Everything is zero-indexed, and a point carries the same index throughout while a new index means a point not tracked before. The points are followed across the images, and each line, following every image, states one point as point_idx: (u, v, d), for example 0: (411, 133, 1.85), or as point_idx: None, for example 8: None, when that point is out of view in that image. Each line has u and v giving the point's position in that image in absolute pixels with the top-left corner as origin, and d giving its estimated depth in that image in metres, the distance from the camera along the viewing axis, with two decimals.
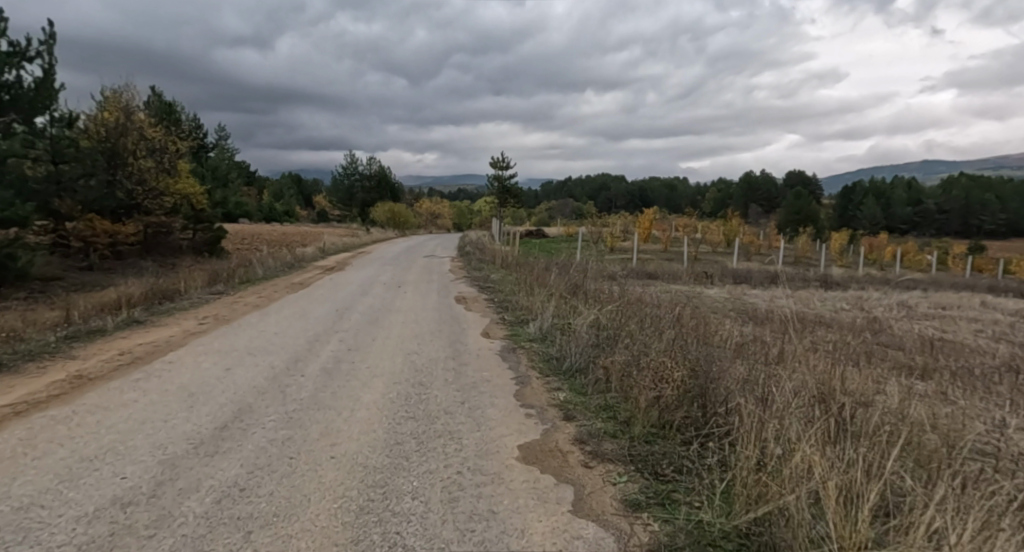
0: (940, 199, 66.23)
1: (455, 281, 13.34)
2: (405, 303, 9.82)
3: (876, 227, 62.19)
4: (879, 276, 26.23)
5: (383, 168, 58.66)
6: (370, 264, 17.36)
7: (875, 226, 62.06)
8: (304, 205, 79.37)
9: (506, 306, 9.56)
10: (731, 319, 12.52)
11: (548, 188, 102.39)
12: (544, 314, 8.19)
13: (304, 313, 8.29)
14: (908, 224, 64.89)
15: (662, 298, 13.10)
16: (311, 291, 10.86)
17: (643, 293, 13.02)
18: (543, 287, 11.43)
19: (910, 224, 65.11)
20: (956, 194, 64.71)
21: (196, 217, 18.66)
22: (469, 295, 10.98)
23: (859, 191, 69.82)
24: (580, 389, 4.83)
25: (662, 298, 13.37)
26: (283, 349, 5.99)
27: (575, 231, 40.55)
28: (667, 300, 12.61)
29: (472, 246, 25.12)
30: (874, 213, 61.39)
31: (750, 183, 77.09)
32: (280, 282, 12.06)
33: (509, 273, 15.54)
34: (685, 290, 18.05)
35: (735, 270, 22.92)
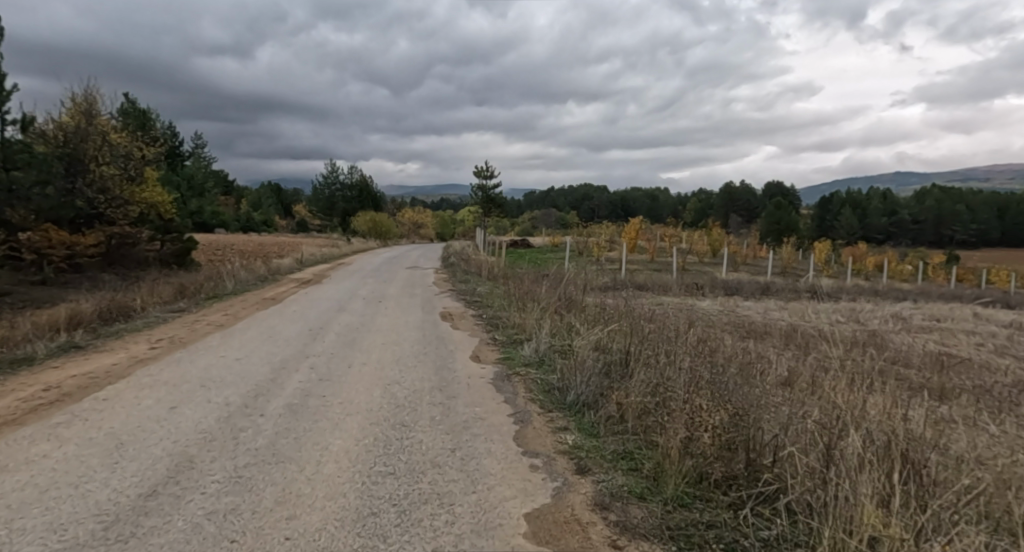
0: (916, 210, 67.29)
1: (440, 296, 12.61)
2: (386, 321, 9.05)
3: (854, 237, 62.90)
4: (866, 286, 26.09)
5: (364, 178, 57.72)
6: (350, 277, 16.55)
7: (853, 236, 62.76)
8: (283, 215, 77.86)
9: (496, 324, 8.84)
10: (729, 334, 11.97)
11: (532, 198, 102.22)
12: (539, 334, 7.49)
13: (272, 334, 7.47)
14: (885, 234, 65.77)
15: (656, 312, 12.50)
16: (283, 308, 10.04)
17: (638, 307, 12.41)
18: (533, 302, 10.75)
19: (889, 234, 65.89)
20: (930, 205, 65.78)
21: (165, 226, 17.60)
22: (455, 311, 10.24)
23: (837, 201, 70.73)
24: (590, 430, 4.15)
25: (656, 313, 12.78)
26: (243, 381, 5.18)
27: (560, 241, 40.13)
28: (664, 315, 12.00)
29: (456, 256, 24.41)
30: (852, 223, 62.13)
31: (731, 194, 77.72)
32: (250, 297, 11.21)
33: (496, 286, 14.85)
34: (677, 302, 17.52)
35: (724, 282, 22.51)
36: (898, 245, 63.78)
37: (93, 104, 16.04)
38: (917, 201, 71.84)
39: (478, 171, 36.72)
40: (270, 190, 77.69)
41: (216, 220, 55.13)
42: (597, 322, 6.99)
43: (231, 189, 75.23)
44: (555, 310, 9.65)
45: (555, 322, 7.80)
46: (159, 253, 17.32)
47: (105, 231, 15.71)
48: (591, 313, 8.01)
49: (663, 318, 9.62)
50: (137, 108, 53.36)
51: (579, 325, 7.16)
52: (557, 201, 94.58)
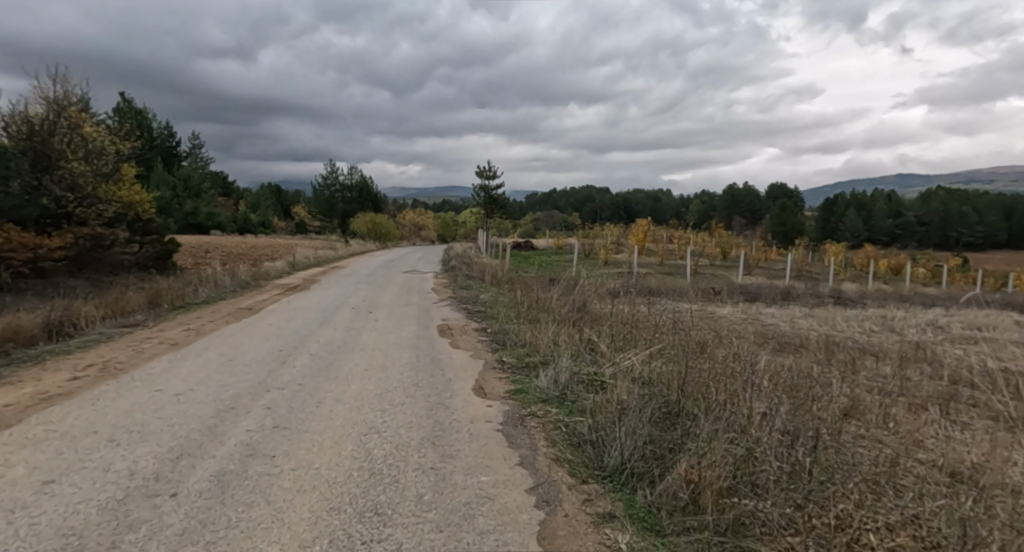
0: (921, 212, 65.97)
1: (439, 304, 11.33)
2: (376, 336, 7.77)
3: (860, 239, 61.61)
4: (888, 291, 24.74)
5: (364, 178, 56.52)
6: (342, 282, 15.30)
7: (859, 238, 61.48)
8: (282, 217, 76.71)
9: (503, 341, 7.56)
10: (762, 348, 10.67)
11: (534, 200, 101.07)
12: (556, 356, 6.22)
13: (234, 357, 6.16)
14: (891, 236, 64.49)
15: (679, 323, 11.22)
16: (260, 320, 8.78)
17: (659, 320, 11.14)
18: (545, 315, 9.48)
19: (897, 236, 64.56)
20: (938, 206, 64.43)
21: (143, 227, 16.38)
22: (455, 324, 8.94)
23: (843, 203, 69.50)
24: (648, 520, 2.87)
25: (678, 324, 11.52)
26: (171, 430, 3.86)
27: (564, 243, 38.88)
28: (688, 327, 10.71)
29: (457, 260, 23.20)
30: (858, 225, 60.85)
31: (735, 195, 76.56)
32: (223, 306, 9.94)
33: (500, 293, 13.57)
34: (696, 309, 16.19)
35: (741, 286, 21.20)
36: (909, 246, 62.36)
37: (66, 95, 14.86)
38: (926, 202, 70.55)
39: (480, 172, 35.55)
40: (269, 191, 76.60)
41: (212, 221, 53.99)
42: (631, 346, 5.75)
43: (230, 190, 74.17)
44: (571, 326, 8.38)
45: (577, 344, 6.56)
46: (136, 256, 16.08)
47: (74, 233, 14.47)
48: (618, 333, 6.75)
49: (694, 334, 8.35)
50: (132, 107, 52.48)
51: (607, 350, 5.93)
52: (559, 202, 93.37)
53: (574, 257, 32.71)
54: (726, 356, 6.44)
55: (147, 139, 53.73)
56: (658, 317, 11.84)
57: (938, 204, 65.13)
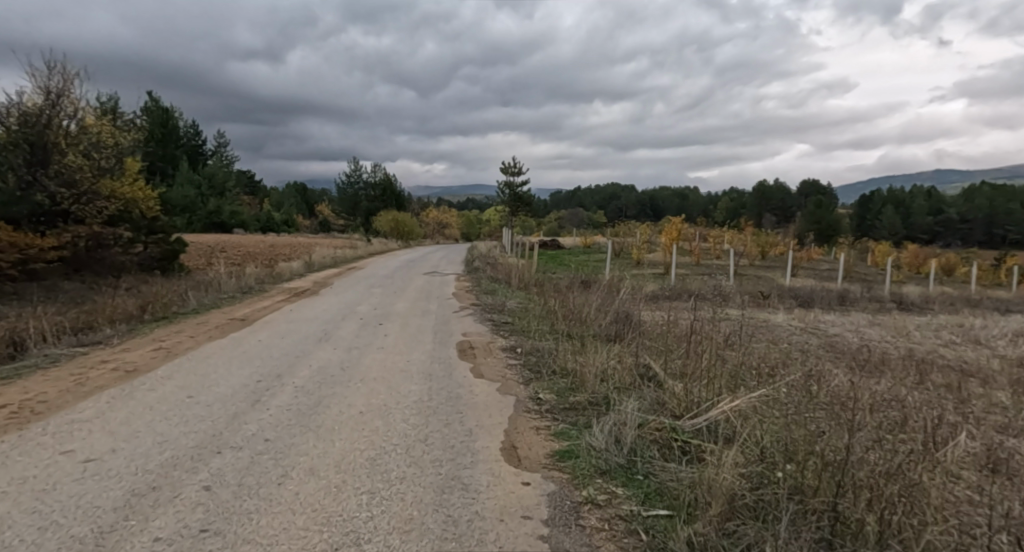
0: (965, 209, 62.41)
1: (460, 315, 9.90)
2: (381, 360, 6.34)
3: (898, 237, 58.51)
4: (952, 294, 22.50)
5: (388, 176, 55.52)
6: (357, 286, 14.02)
7: (898, 237, 58.42)
8: (306, 215, 76.57)
9: (538, 368, 6.05)
10: (842, 369, 8.99)
11: (558, 199, 99.45)
12: (610, 398, 4.74)
13: (195, 392, 4.80)
14: (930, 234, 61.10)
15: (738, 340, 9.63)
16: (250, 336, 7.46)
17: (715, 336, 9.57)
18: (584, 333, 7.97)
19: (939, 234, 61.21)
20: (981, 202, 60.79)
21: (147, 225, 15.41)
22: (478, 342, 7.49)
23: (878, 200, 66.44)
24: None
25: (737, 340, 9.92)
26: (36, 542, 2.47)
27: (591, 242, 37.32)
28: (752, 346, 9.10)
29: (481, 260, 21.84)
30: (896, 223, 57.83)
31: (765, 193, 73.82)
32: (214, 316, 8.70)
33: (529, 300, 12.10)
34: (747, 317, 14.50)
35: (791, 290, 19.37)
36: (955, 244, 58.90)
37: (68, 82, 13.73)
38: (971, 197, 66.77)
39: (505, 168, 34.15)
40: (293, 189, 76.42)
41: (235, 220, 53.73)
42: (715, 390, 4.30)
43: (255, 189, 74.29)
44: (619, 347, 6.87)
45: (634, 382, 5.09)
46: (138, 257, 15.17)
47: (72, 232, 13.50)
48: (686, 367, 5.24)
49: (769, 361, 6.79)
50: (159, 107, 52.64)
51: (680, 392, 4.47)
52: (585, 200, 91.65)
53: (603, 257, 31.03)
54: (829, 397, 4.97)
55: (173, 138, 53.82)
56: (712, 332, 10.26)
57: (985, 200, 61.56)
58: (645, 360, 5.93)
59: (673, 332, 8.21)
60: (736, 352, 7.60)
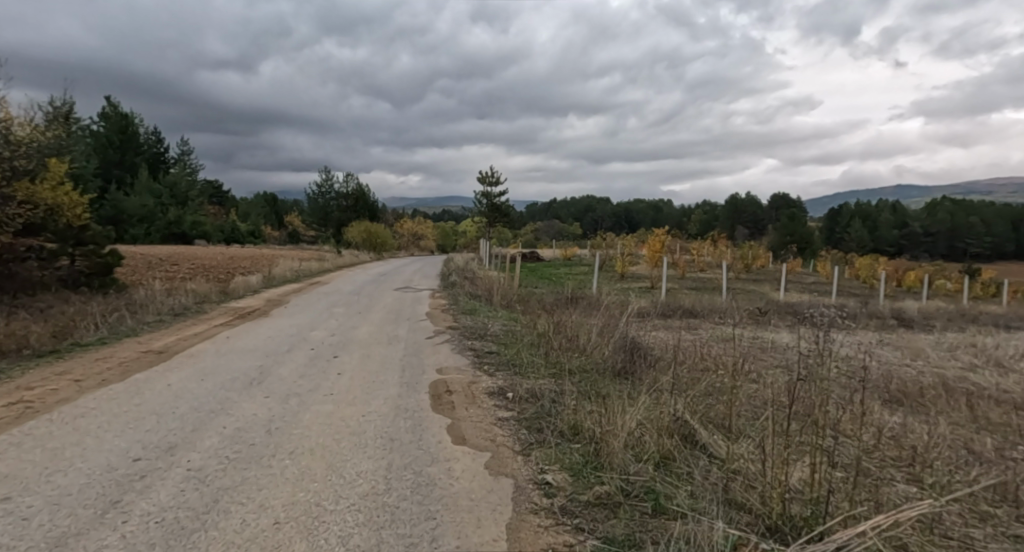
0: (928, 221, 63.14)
1: (435, 342, 8.31)
2: (326, 416, 4.68)
3: (868, 251, 58.91)
4: (943, 309, 21.73)
5: (361, 185, 53.39)
6: (317, 304, 12.32)
7: (867, 250, 58.77)
8: (275, 226, 73.95)
9: (538, 427, 4.51)
10: (884, 406, 7.68)
11: (534, 211, 98.63)
12: (657, 497, 3.23)
13: (24, 487, 3.09)
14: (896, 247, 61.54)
15: (760, 378, 8.30)
16: (160, 377, 5.69)
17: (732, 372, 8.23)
18: (587, 371, 6.50)
19: (904, 247, 61.83)
20: (945, 216, 61.72)
21: (75, 236, 13.66)
22: (457, 382, 5.91)
23: (847, 214, 67.15)
24: None
25: (756, 375, 8.60)
26: None
27: (570, 253, 36.13)
28: (778, 383, 7.77)
29: (458, 274, 20.30)
30: (864, 236, 58.30)
31: (737, 206, 73.93)
32: (124, 348, 6.92)
33: (514, 323, 10.58)
34: (751, 340, 13.25)
35: (786, 306, 18.30)
36: (923, 256, 59.61)
37: None
38: (934, 209, 67.94)
39: (481, 178, 32.74)
40: (262, 199, 73.88)
41: (197, 231, 51.19)
42: (827, 501, 2.91)
43: (221, 199, 71.62)
44: (637, 395, 5.39)
45: (684, 469, 3.63)
46: (58, 272, 13.36)
47: None
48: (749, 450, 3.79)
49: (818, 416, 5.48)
50: (118, 112, 50.46)
51: (770, 494, 3.05)
52: (561, 212, 90.99)
53: (585, 270, 29.74)
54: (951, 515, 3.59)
55: (133, 145, 51.30)
56: (726, 365, 8.91)
57: (949, 213, 62.58)
58: (680, 420, 4.52)
59: (692, 372, 6.80)
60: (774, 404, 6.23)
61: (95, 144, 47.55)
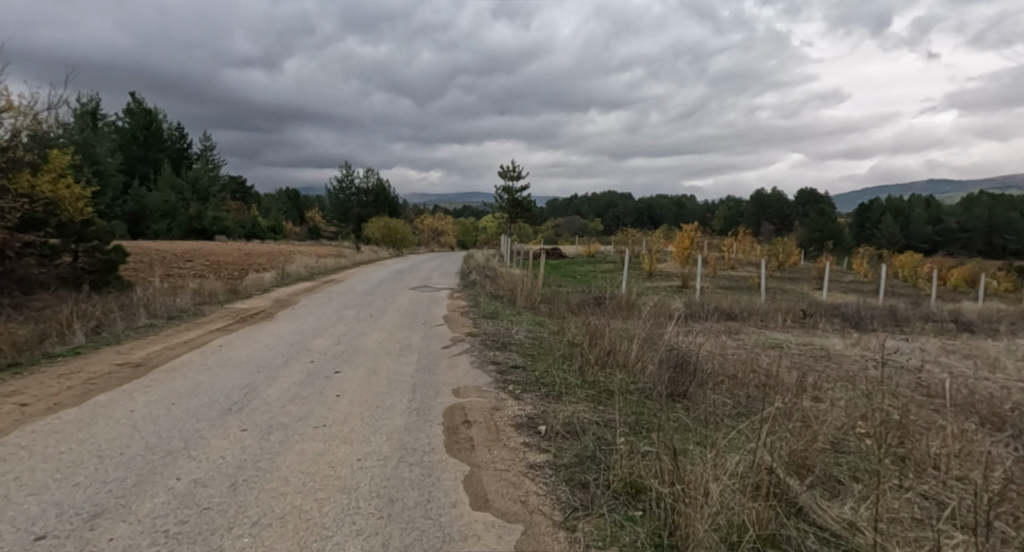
0: (965, 216, 60.06)
1: (452, 352, 7.33)
2: (311, 460, 3.68)
3: (901, 247, 56.39)
4: (1002, 311, 19.96)
5: (381, 180, 52.75)
6: (326, 305, 11.45)
7: (900, 247, 56.29)
8: (297, 222, 74.05)
9: (583, 481, 3.47)
10: (984, 431, 6.45)
11: (555, 206, 97.41)
12: None
13: None
14: (932, 244, 58.66)
15: (828, 404, 7.11)
16: (122, 401, 4.75)
17: (794, 395, 7.09)
18: (634, 398, 5.43)
19: (939, 243, 58.95)
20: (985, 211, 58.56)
21: (77, 231, 12.98)
22: (477, 410, 4.87)
23: (878, 209, 64.57)
24: None
25: (821, 397, 7.44)
26: None
27: (593, 249, 35.05)
28: (853, 409, 6.61)
29: (478, 272, 19.33)
30: (897, 233, 55.74)
31: (762, 201, 71.44)
32: (96, 361, 6.05)
33: (540, 329, 9.54)
34: (800, 348, 11.98)
35: (832, 308, 16.92)
36: (963, 253, 56.79)
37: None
38: (972, 204, 64.75)
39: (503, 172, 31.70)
40: (284, 195, 73.99)
41: (218, 226, 51.18)
42: None
43: (245, 194, 71.94)
44: (702, 439, 4.34)
45: None
46: (58, 269, 12.65)
47: None
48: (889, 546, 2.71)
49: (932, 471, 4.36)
50: (143, 108, 50.74)
51: None
52: (582, 208, 89.59)
53: (609, 267, 28.54)
54: None
55: (157, 141, 51.54)
56: (786, 384, 7.75)
57: (989, 208, 59.40)
58: (772, 474, 3.45)
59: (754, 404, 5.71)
60: (859, 447, 5.13)
61: (120, 140, 47.95)
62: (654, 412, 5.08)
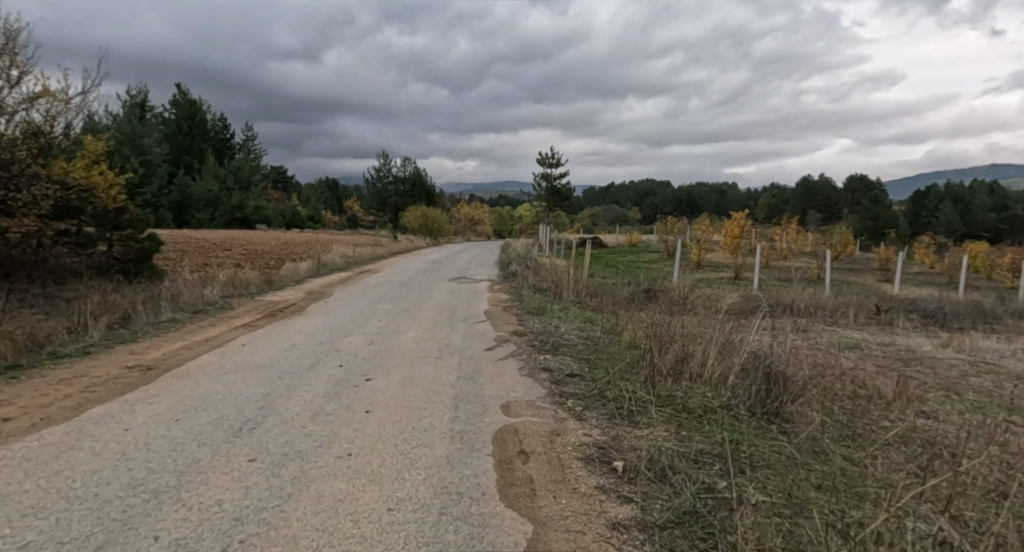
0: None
1: (498, 356, 6.46)
2: (327, 512, 2.84)
3: (961, 237, 52.76)
4: None
5: (418, 169, 52.34)
6: (361, 298, 10.76)
7: (960, 236, 52.64)
8: (337, 211, 74.71)
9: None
10: None
11: (592, 195, 95.66)
12: None
13: None
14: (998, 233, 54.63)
15: (944, 428, 5.93)
16: (117, 416, 4.02)
17: (902, 419, 5.97)
18: (722, 423, 4.48)
19: None
20: None
21: (112, 219, 12.68)
22: (533, 436, 3.99)
23: (935, 195, 60.76)
24: None
25: (934, 420, 6.26)
26: None
27: (635, 238, 33.80)
28: (982, 438, 5.45)
29: (518, 262, 18.45)
30: (956, 221, 52.15)
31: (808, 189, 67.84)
32: (103, 363, 5.39)
33: (592, 327, 8.59)
34: (882, 349, 10.65)
35: (906, 303, 15.34)
36: None
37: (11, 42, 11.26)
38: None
39: (541, 158, 30.65)
40: (324, 185, 74.62)
41: (259, 215, 51.78)
42: None
43: (286, 184, 72.89)
44: (830, 491, 3.35)
45: None
46: (91, 258, 12.38)
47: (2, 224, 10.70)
48: None
49: None
50: (188, 99, 51.65)
51: None
52: (620, 196, 87.63)
53: (653, 257, 27.26)
54: None
55: (202, 131, 52.42)
56: (886, 399, 6.59)
57: None
58: None
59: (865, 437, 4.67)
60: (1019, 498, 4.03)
61: (166, 131, 49.03)
62: (752, 443, 4.11)
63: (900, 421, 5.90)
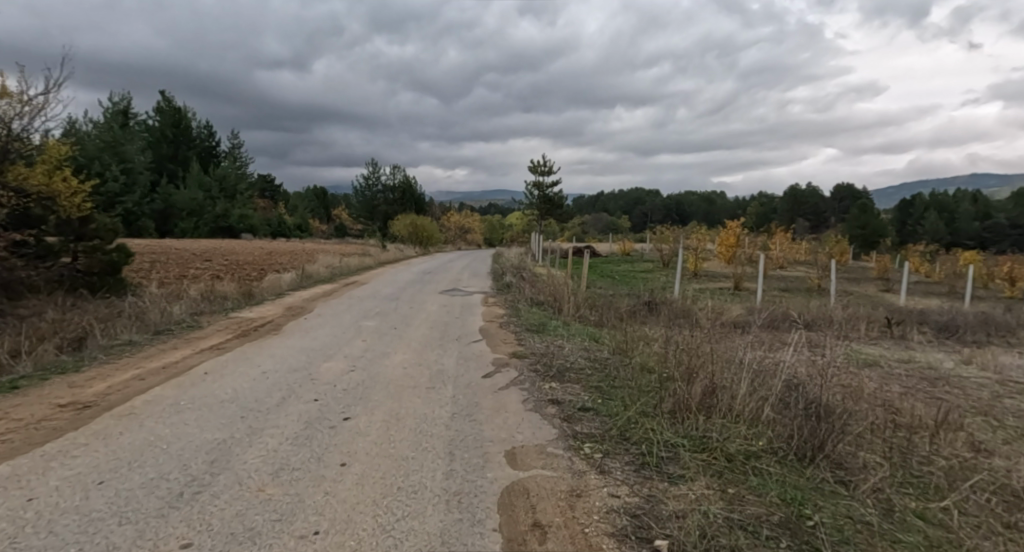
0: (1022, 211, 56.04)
1: (497, 384, 5.67)
2: None
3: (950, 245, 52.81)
4: None
5: (407, 178, 51.52)
6: (344, 313, 9.92)
7: (949, 244, 52.69)
8: (325, 220, 73.65)
9: None
10: None
11: (583, 204, 95.38)
12: None
13: None
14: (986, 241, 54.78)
15: (1006, 465, 5.22)
16: (26, 479, 3.19)
17: (955, 455, 5.27)
18: (773, 477, 3.74)
19: None
20: None
21: (76, 229, 11.77)
22: (549, 500, 3.23)
23: (923, 203, 61.03)
24: None
25: (988, 455, 5.56)
26: None
27: (629, 247, 33.23)
28: None
29: (511, 273, 17.70)
30: (944, 229, 52.26)
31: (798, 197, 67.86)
32: (31, 402, 4.53)
33: (598, 347, 7.83)
34: (904, 366, 9.97)
35: (917, 314, 14.71)
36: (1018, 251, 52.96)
37: None
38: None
39: (534, 167, 30.05)
40: (311, 194, 73.55)
41: (244, 224, 50.69)
42: None
43: (273, 192, 71.78)
44: None
45: None
46: (52, 272, 11.36)
47: None
48: None
49: None
50: (173, 106, 50.63)
51: None
52: (610, 205, 87.42)
53: (649, 267, 26.65)
54: None
55: (186, 139, 51.40)
56: (933, 428, 5.86)
57: None
58: None
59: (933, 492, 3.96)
60: None
61: (149, 139, 48.02)
62: (817, 504, 3.37)
63: (956, 459, 5.18)
